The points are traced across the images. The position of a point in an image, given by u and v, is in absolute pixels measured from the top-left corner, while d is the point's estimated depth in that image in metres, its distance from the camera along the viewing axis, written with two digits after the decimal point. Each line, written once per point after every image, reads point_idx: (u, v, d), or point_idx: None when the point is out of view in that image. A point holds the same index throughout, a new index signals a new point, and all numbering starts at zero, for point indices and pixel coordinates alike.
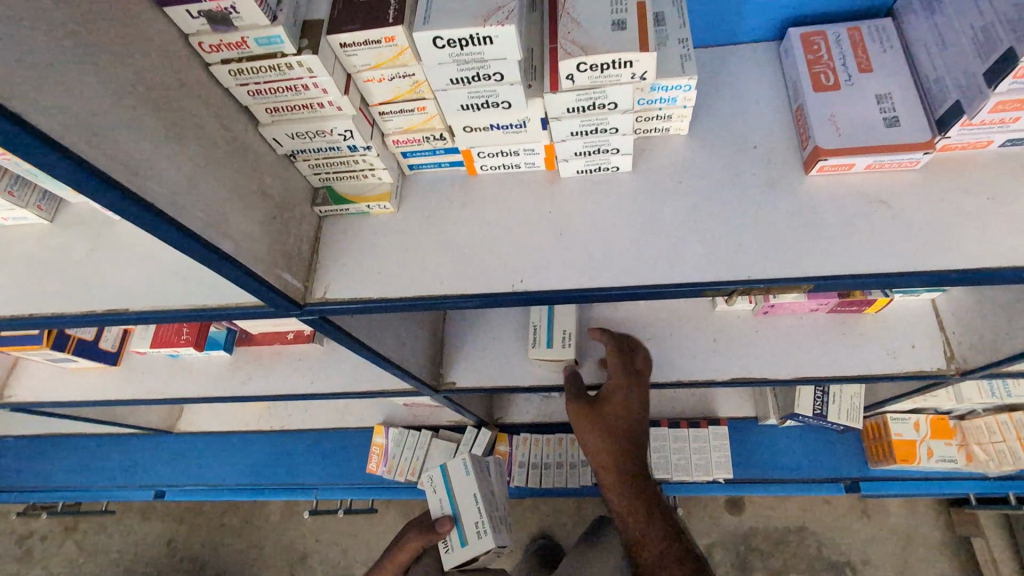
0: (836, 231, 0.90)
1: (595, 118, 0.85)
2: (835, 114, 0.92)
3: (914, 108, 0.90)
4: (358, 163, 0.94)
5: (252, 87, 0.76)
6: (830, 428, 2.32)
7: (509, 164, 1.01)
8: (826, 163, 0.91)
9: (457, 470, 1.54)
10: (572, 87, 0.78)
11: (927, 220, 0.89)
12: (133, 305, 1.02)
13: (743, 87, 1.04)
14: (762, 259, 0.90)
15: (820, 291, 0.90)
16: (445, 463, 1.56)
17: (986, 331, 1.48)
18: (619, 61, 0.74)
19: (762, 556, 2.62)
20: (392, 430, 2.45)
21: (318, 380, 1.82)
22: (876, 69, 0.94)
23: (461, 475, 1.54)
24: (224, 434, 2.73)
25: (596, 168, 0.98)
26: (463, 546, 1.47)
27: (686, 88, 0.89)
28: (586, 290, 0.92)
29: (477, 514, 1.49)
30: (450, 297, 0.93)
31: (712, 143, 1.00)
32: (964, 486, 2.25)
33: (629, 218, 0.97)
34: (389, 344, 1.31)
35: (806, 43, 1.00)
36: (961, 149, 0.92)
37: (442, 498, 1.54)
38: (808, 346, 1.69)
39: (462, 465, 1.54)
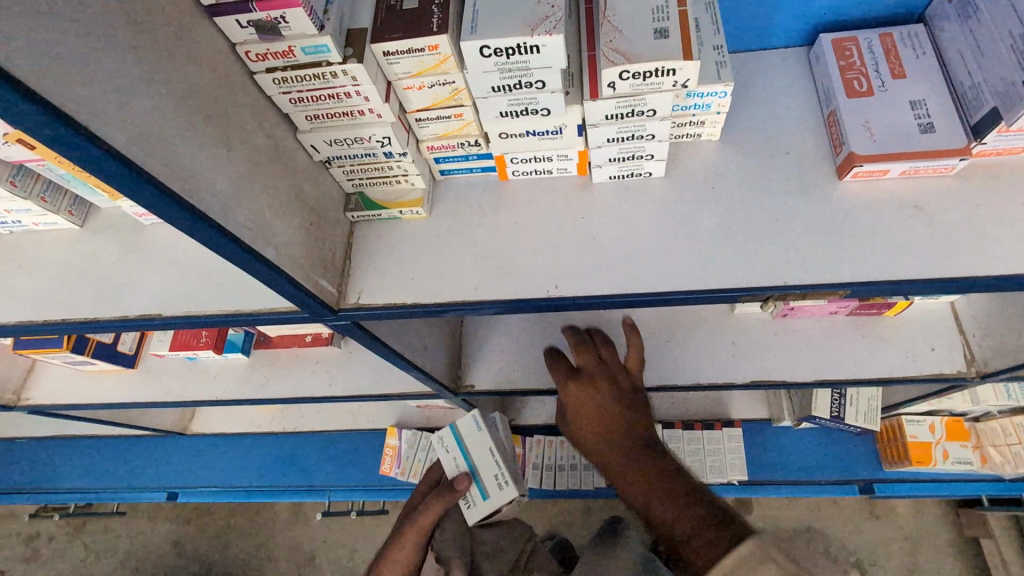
0: (871, 237, 0.90)
1: (633, 125, 0.85)
2: (868, 120, 0.92)
3: (948, 114, 0.91)
4: (392, 169, 0.94)
5: (295, 95, 0.77)
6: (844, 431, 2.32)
7: (540, 170, 1.01)
8: (860, 169, 0.91)
9: (468, 427, 1.52)
10: (612, 95, 0.78)
11: (963, 226, 0.89)
12: (165, 310, 1.02)
13: (773, 92, 1.04)
14: (797, 265, 0.90)
15: (854, 297, 0.90)
16: (455, 421, 1.53)
17: (1008, 335, 1.48)
18: (663, 68, 0.74)
19: None
20: (405, 431, 2.46)
21: (336, 383, 1.82)
22: (910, 75, 0.94)
23: (472, 431, 1.52)
24: (236, 436, 2.73)
25: (629, 173, 0.98)
26: (486, 499, 1.46)
27: (722, 94, 0.90)
28: (620, 295, 0.92)
29: (495, 467, 1.49)
30: (485, 303, 0.94)
31: (743, 148, 1.00)
32: (979, 487, 2.25)
33: (663, 223, 0.97)
34: (413, 348, 1.31)
35: (837, 48, 1.00)
36: (995, 156, 0.92)
37: (457, 456, 1.51)
38: (827, 348, 1.69)
39: (473, 421, 1.52)
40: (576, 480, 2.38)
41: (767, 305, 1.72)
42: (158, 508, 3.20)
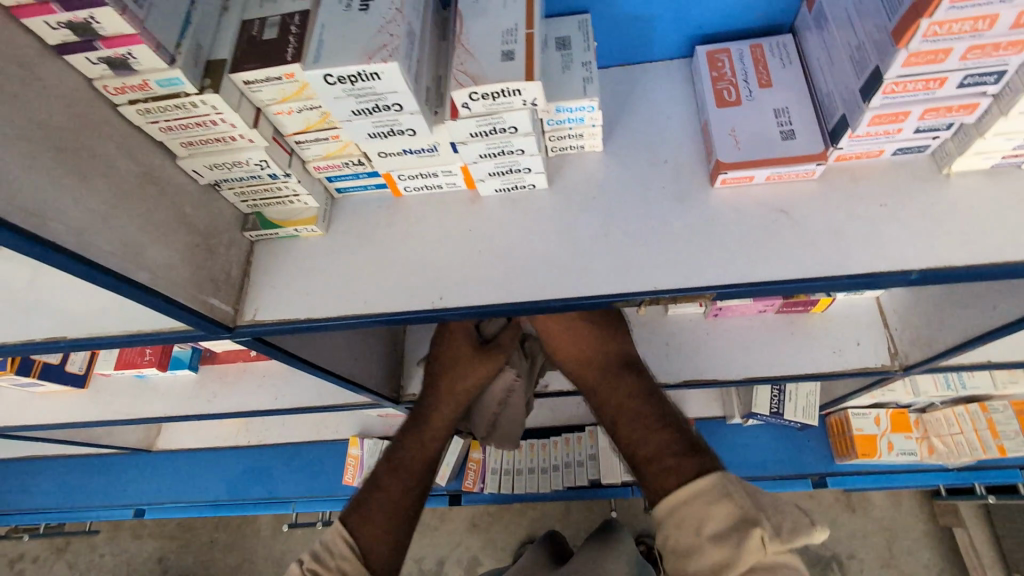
0: (739, 242, 0.94)
1: (499, 142, 0.88)
2: (735, 129, 0.96)
3: (810, 121, 0.95)
4: (282, 191, 0.97)
5: (163, 124, 0.80)
6: (792, 427, 2.36)
7: (431, 185, 1.05)
8: (728, 176, 0.95)
9: None
10: (470, 115, 0.82)
11: (826, 227, 0.93)
12: (72, 333, 1.05)
13: (656, 103, 1.08)
14: (672, 270, 0.94)
15: (724, 299, 0.94)
16: None
17: (924, 326, 1.52)
18: (509, 89, 0.78)
19: None
20: (366, 440, 2.52)
21: (283, 397, 1.84)
22: (775, 84, 0.99)
23: None
24: (204, 451, 2.75)
25: (514, 186, 1.02)
26: None
27: (590, 109, 0.93)
28: (505, 304, 0.95)
29: None
30: (376, 317, 0.97)
31: (626, 158, 1.04)
32: (931, 478, 2.22)
33: (548, 233, 1.00)
34: (335, 361, 1.36)
35: (711, 60, 1.04)
36: (856, 159, 0.96)
37: None
38: (757, 346, 1.73)
39: None
40: (535, 482, 2.41)
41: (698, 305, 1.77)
42: (140, 525, 3.21)
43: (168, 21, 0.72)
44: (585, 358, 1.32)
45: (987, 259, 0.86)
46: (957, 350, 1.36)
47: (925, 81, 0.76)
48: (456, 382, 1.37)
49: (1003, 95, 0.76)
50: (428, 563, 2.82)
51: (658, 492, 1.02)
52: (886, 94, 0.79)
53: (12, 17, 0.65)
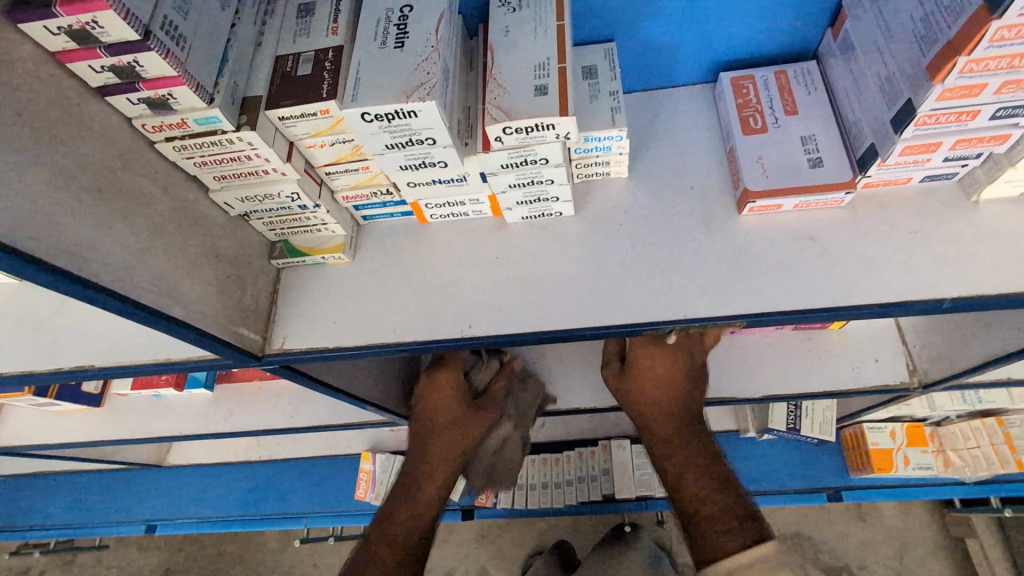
0: (769, 270, 0.94)
1: (530, 172, 0.89)
2: (762, 157, 0.97)
3: (837, 149, 0.95)
4: (310, 220, 0.98)
5: (198, 160, 0.80)
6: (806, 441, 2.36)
7: (457, 213, 1.05)
8: (755, 204, 0.95)
9: None
10: (502, 147, 0.82)
11: (853, 253, 0.93)
12: (101, 361, 1.04)
13: (680, 128, 1.09)
14: (699, 299, 0.94)
15: (754, 327, 0.93)
16: None
17: (944, 347, 1.52)
18: (542, 124, 0.78)
19: None
20: (379, 456, 2.52)
21: (299, 415, 1.84)
22: (801, 111, 0.99)
23: None
24: (214, 466, 2.74)
25: (540, 214, 1.03)
26: None
27: (618, 138, 0.94)
28: (532, 332, 0.95)
29: None
30: (405, 345, 0.97)
31: (651, 184, 1.04)
32: (947, 491, 2.23)
33: (574, 259, 1.01)
34: (358, 384, 1.37)
35: (735, 87, 1.05)
36: (883, 186, 0.96)
37: None
38: (774, 363, 1.74)
39: None
40: (548, 498, 2.42)
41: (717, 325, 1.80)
42: (148, 537, 3.20)
43: (207, 61, 0.72)
44: (658, 404, 1.22)
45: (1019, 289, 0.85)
46: (977, 372, 1.36)
47: (959, 114, 0.76)
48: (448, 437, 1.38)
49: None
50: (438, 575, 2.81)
51: (716, 551, 1.00)
52: (918, 126, 0.79)
53: (56, 61, 0.65)
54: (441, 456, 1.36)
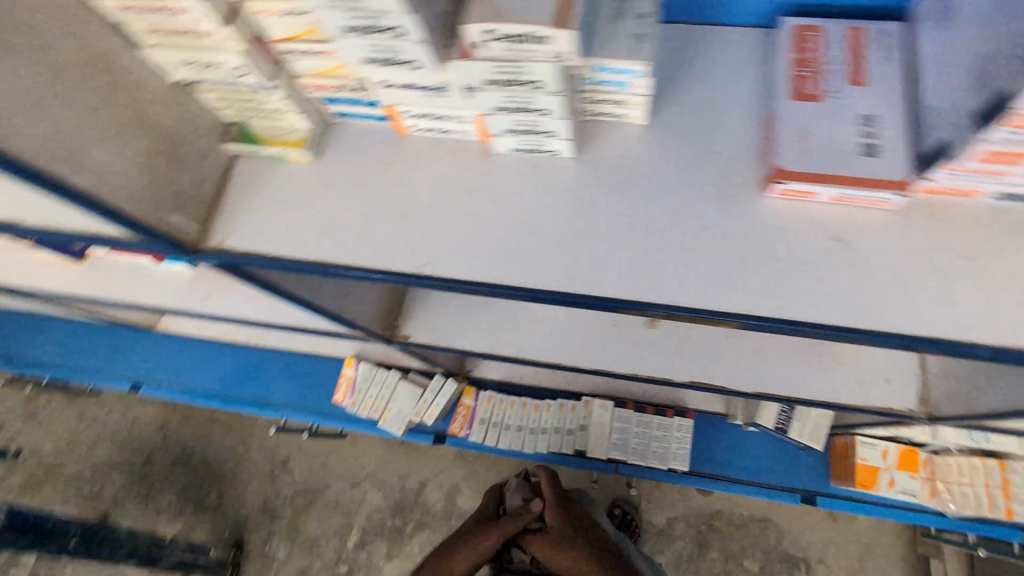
0: (783, 267, 0.79)
1: (519, 96, 0.73)
2: (806, 130, 0.79)
3: (900, 139, 0.77)
4: (266, 104, 0.84)
5: (119, 3, 0.67)
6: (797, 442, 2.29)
7: (442, 129, 0.90)
8: (785, 186, 0.79)
9: None
10: (485, 57, 0.67)
11: (885, 266, 0.77)
12: (26, 220, 0.90)
13: (722, 76, 0.90)
14: (691, 283, 0.80)
15: (747, 330, 0.79)
16: None
17: (957, 380, 1.39)
18: (533, 34, 0.62)
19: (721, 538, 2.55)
20: (362, 364, 2.58)
21: (277, 311, 1.80)
22: (869, 83, 0.81)
23: None
24: (202, 341, 2.79)
25: (534, 149, 0.87)
26: None
27: (634, 74, 0.77)
28: (495, 286, 0.84)
29: None
30: (357, 271, 0.86)
31: (671, 139, 0.88)
32: (926, 519, 2.13)
33: (561, 210, 0.86)
34: (325, 294, 1.29)
35: (797, 39, 0.85)
36: (947, 195, 0.78)
37: None
38: (772, 359, 1.60)
39: None
40: (518, 441, 2.45)
41: None
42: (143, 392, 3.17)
43: None
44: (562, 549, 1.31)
45: None
46: (997, 418, 1.21)
47: None
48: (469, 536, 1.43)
49: None
50: (412, 484, 2.79)
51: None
52: (1010, 127, 0.61)
53: None
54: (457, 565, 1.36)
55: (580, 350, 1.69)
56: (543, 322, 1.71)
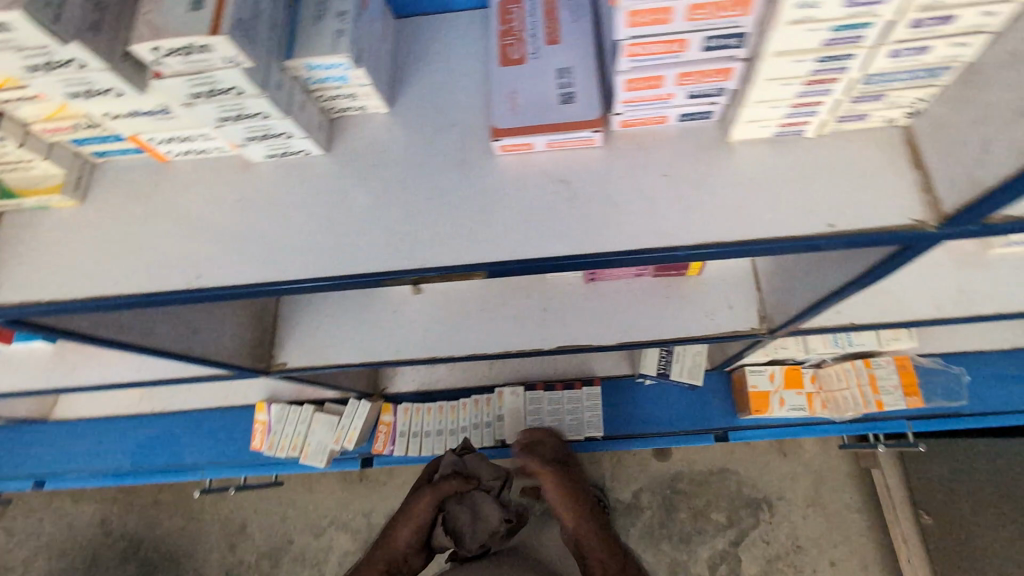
0: (517, 214, 0.88)
1: (229, 104, 0.79)
2: (514, 92, 0.89)
3: (590, 84, 0.88)
4: (7, 158, 0.85)
5: None
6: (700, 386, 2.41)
7: (198, 150, 0.94)
8: (505, 143, 0.88)
9: None
10: (173, 73, 0.72)
11: (601, 194, 0.87)
12: None
13: (452, 57, 0.99)
14: (439, 245, 0.87)
15: (498, 277, 0.87)
16: None
17: (781, 292, 1.54)
18: (195, 45, 0.67)
19: (687, 498, 2.61)
20: (274, 406, 2.51)
21: (149, 368, 1.77)
22: (563, 40, 0.91)
23: None
24: (104, 419, 2.69)
25: (283, 152, 0.93)
26: None
27: (345, 67, 0.84)
28: (266, 284, 0.88)
29: None
30: (110, 299, 0.88)
31: (413, 120, 0.95)
32: (826, 429, 2.27)
33: (319, 203, 0.92)
34: (162, 332, 1.32)
35: (502, 12, 0.95)
36: (644, 125, 0.90)
37: None
38: (633, 309, 1.72)
39: None
40: (439, 445, 2.41)
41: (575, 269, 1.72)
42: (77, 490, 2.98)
43: None
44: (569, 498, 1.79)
45: (757, 232, 0.82)
46: (808, 315, 1.34)
47: (667, 43, 0.70)
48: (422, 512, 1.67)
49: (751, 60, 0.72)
50: (378, 519, 2.74)
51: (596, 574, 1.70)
52: (630, 56, 0.72)
53: None
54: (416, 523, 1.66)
55: (458, 339, 1.74)
56: (416, 320, 1.76)
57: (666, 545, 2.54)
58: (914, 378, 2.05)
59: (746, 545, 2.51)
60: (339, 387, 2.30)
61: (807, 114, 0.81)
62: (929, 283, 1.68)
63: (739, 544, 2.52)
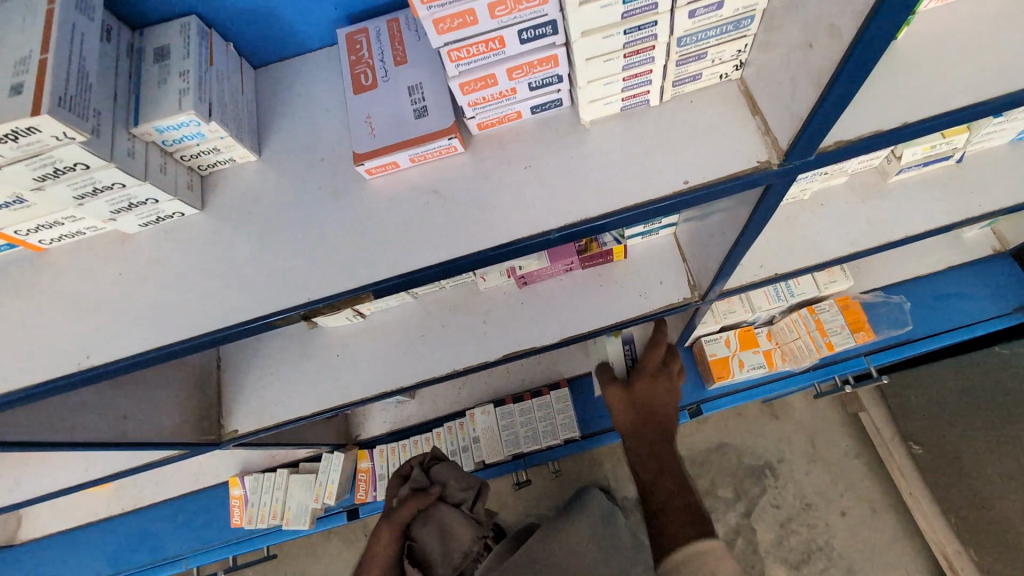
0: (398, 230, 0.91)
1: (81, 180, 0.79)
2: (370, 115, 0.91)
3: (441, 95, 0.91)
4: None
5: None
6: None
7: (71, 233, 0.94)
8: (370, 166, 0.90)
9: None
10: (8, 160, 0.72)
11: (472, 197, 0.91)
12: None
13: (314, 97, 1.02)
14: (325, 276, 0.90)
15: (384, 295, 0.90)
16: None
17: (701, 256, 1.58)
18: (21, 128, 0.68)
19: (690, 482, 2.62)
20: (247, 479, 2.44)
21: (92, 466, 1.71)
22: (410, 59, 0.94)
23: None
24: (74, 530, 2.59)
25: (156, 218, 0.94)
26: None
27: (196, 123, 0.84)
28: (156, 349, 0.89)
29: None
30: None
31: (284, 164, 0.98)
32: (790, 383, 2.26)
33: (203, 262, 0.94)
34: (86, 420, 1.33)
35: (350, 43, 0.98)
36: (501, 124, 0.94)
37: None
38: (571, 303, 1.74)
39: None
40: None
41: (506, 276, 1.73)
42: None
43: None
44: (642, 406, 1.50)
45: (623, 201, 0.86)
46: (728, 271, 1.38)
47: (484, 43, 0.74)
48: (390, 529, 1.38)
49: (564, 43, 0.76)
50: None
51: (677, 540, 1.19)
52: (455, 62, 0.76)
53: None
54: (384, 544, 1.37)
55: (406, 368, 1.72)
56: (362, 359, 1.75)
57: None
58: (859, 314, 2.05)
59: (757, 515, 2.53)
60: (310, 446, 2.23)
61: (643, 84, 0.86)
62: (841, 220, 1.74)
63: (750, 515, 2.54)
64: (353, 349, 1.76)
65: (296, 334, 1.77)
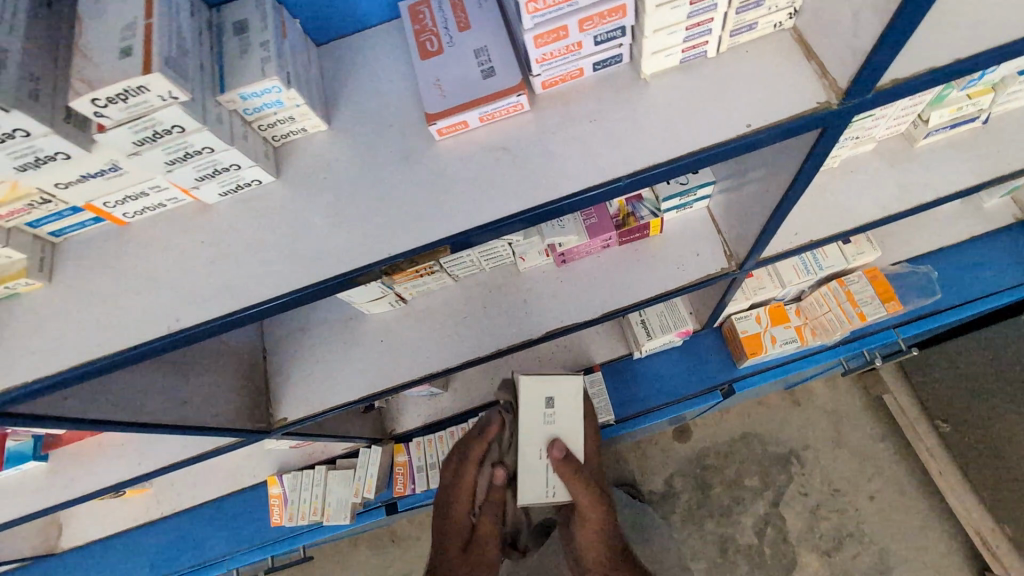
0: (470, 186, 0.95)
1: (175, 144, 0.83)
2: (438, 78, 0.95)
3: (506, 56, 0.95)
4: None
5: None
6: (696, 344, 2.41)
7: (152, 205, 0.98)
8: (440, 127, 0.94)
9: None
10: (115, 122, 0.75)
11: (540, 151, 0.95)
12: None
13: (376, 69, 1.06)
14: (398, 234, 0.93)
15: (460, 250, 0.94)
16: None
17: (738, 224, 1.61)
18: (131, 88, 0.71)
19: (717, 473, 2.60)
20: (286, 477, 2.45)
21: (146, 460, 1.74)
22: (473, 25, 0.98)
23: None
24: (115, 535, 2.60)
25: (235, 186, 0.98)
26: None
27: (278, 90, 0.88)
28: (235, 312, 0.92)
29: None
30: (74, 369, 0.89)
31: (352, 132, 1.01)
32: (820, 358, 2.26)
33: (279, 229, 0.97)
34: (152, 405, 1.36)
35: (412, 14, 1.02)
36: (563, 82, 0.98)
37: None
38: (609, 278, 1.76)
39: None
40: None
41: (544, 255, 1.76)
42: None
43: None
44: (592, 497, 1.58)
45: (687, 147, 0.90)
46: (767, 235, 1.41)
47: None
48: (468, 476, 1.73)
49: None
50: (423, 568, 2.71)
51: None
52: (530, 13, 0.81)
53: None
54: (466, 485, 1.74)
55: (450, 349, 1.75)
56: (406, 343, 1.78)
57: (711, 525, 2.52)
58: (887, 284, 2.05)
59: (786, 503, 2.51)
60: (350, 440, 2.23)
61: (704, 33, 0.89)
62: (871, 186, 1.76)
63: (779, 504, 2.51)
64: (397, 334, 1.79)
65: (341, 321, 1.80)
